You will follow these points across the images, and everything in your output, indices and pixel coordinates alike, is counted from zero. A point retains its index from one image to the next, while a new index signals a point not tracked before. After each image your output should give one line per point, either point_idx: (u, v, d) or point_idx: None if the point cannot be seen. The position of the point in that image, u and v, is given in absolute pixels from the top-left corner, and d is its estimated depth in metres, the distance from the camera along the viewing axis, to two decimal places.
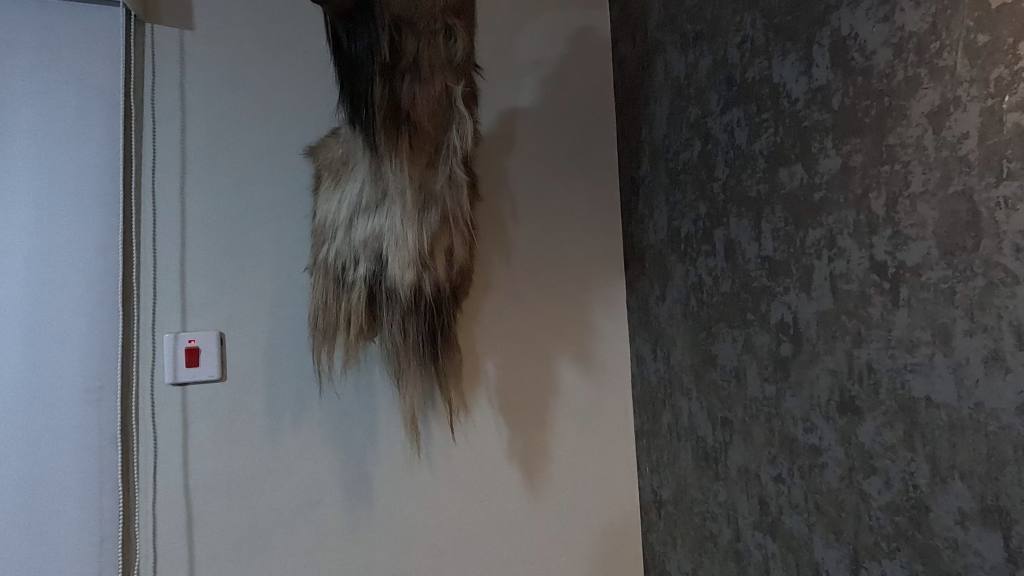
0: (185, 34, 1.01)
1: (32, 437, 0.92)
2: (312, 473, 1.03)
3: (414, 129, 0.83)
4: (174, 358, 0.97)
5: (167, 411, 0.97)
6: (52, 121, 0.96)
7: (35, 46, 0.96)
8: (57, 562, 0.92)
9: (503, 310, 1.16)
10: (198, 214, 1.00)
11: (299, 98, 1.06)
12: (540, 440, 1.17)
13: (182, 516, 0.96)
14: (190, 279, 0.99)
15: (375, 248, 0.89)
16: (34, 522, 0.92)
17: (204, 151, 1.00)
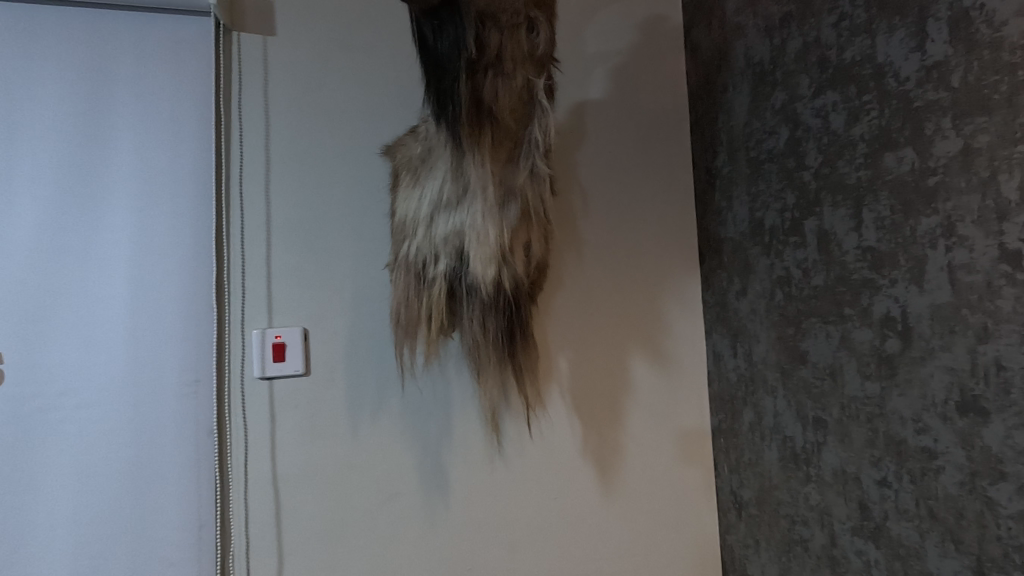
0: (268, 41, 1.04)
1: (138, 427, 0.97)
2: (391, 466, 1.05)
3: (496, 125, 0.83)
4: (263, 353, 1.00)
5: (257, 405, 1.01)
6: (149, 128, 1.01)
7: (135, 57, 1.01)
8: (162, 545, 0.97)
9: (576, 306, 1.15)
10: (282, 214, 1.03)
11: (375, 98, 1.07)
12: (614, 438, 1.16)
13: (272, 506, 1.00)
14: (276, 277, 1.02)
15: (456, 244, 0.89)
16: (140, 507, 0.96)
17: (287, 154, 1.04)
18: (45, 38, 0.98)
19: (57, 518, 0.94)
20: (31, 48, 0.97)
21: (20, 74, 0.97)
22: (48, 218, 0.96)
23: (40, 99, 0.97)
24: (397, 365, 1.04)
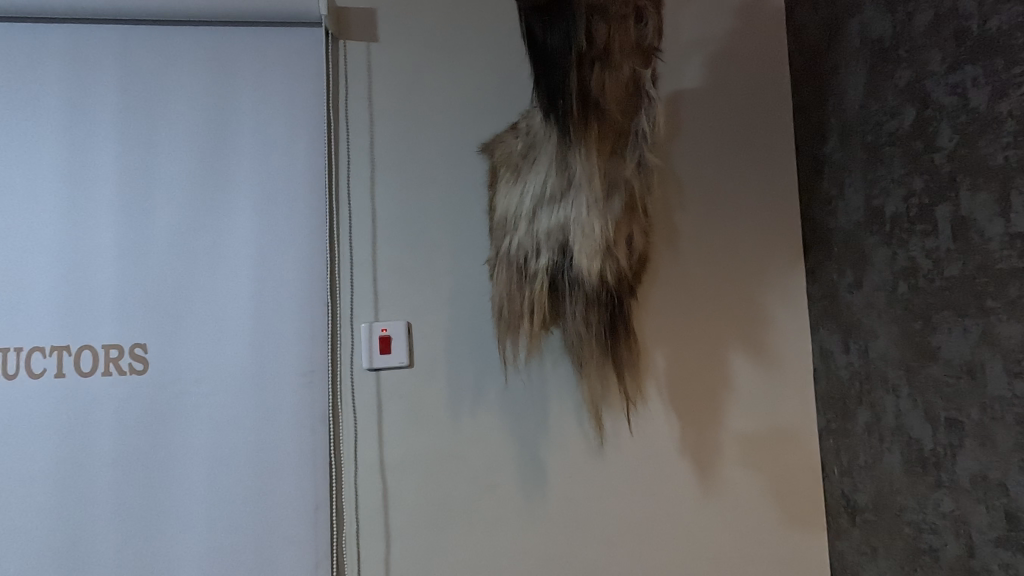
0: (372, 47, 1.09)
1: (262, 415, 1.02)
2: (490, 457, 1.07)
3: (603, 117, 0.83)
4: (370, 345, 1.05)
5: (365, 395, 1.06)
6: (268, 132, 1.05)
7: (255, 64, 1.06)
8: (283, 527, 1.01)
9: (674, 300, 1.12)
10: (387, 212, 1.08)
11: (472, 97, 1.10)
12: (714, 435, 1.12)
13: (380, 492, 1.05)
14: (381, 273, 1.07)
15: (558, 238, 0.90)
16: (263, 491, 1.01)
17: (391, 155, 1.08)
18: (176, 52, 1.05)
19: (192, 501, 0.99)
20: (164, 62, 1.04)
21: (157, 87, 1.04)
22: (181, 220, 1.03)
23: (175, 109, 1.04)
24: (501, 359, 1.07)
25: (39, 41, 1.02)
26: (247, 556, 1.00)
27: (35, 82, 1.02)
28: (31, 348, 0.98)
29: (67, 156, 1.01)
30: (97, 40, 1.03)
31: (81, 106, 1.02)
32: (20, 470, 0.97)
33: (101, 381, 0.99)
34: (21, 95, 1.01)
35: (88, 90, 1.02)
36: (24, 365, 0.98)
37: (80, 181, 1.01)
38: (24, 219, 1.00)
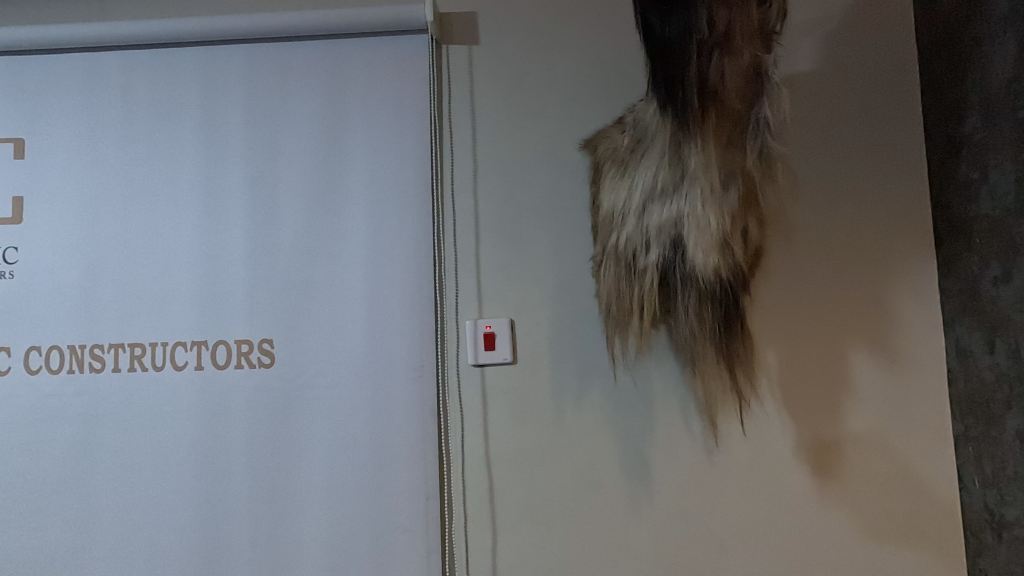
0: (474, 50, 1.12)
1: (375, 408, 1.06)
2: (594, 454, 1.07)
3: (721, 106, 0.80)
4: (475, 341, 1.08)
5: (470, 390, 1.08)
6: (378, 137, 1.10)
7: (365, 73, 1.11)
8: (396, 515, 1.05)
9: (788, 296, 1.06)
10: (489, 211, 1.10)
11: (573, 94, 1.10)
12: (834, 439, 1.06)
13: (486, 484, 1.07)
14: (485, 270, 1.09)
15: (671, 233, 0.88)
16: (377, 480, 1.06)
17: (494, 154, 1.10)
18: (294, 65, 1.11)
19: (314, 488, 1.06)
20: (284, 76, 1.11)
21: (277, 99, 1.11)
22: (300, 223, 1.09)
23: (294, 119, 1.10)
24: (610, 356, 1.06)
25: (177, 65, 1.12)
26: (363, 541, 1.05)
27: (174, 102, 1.12)
28: (174, 344, 1.09)
29: (202, 167, 1.10)
30: (227, 59, 1.12)
31: (213, 121, 1.11)
32: (167, 453, 1.07)
33: (234, 374, 1.07)
34: (164, 113, 1.12)
35: (219, 105, 1.11)
36: (169, 358, 1.08)
37: (213, 190, 1.10)
38: (166, 227, 1.10)
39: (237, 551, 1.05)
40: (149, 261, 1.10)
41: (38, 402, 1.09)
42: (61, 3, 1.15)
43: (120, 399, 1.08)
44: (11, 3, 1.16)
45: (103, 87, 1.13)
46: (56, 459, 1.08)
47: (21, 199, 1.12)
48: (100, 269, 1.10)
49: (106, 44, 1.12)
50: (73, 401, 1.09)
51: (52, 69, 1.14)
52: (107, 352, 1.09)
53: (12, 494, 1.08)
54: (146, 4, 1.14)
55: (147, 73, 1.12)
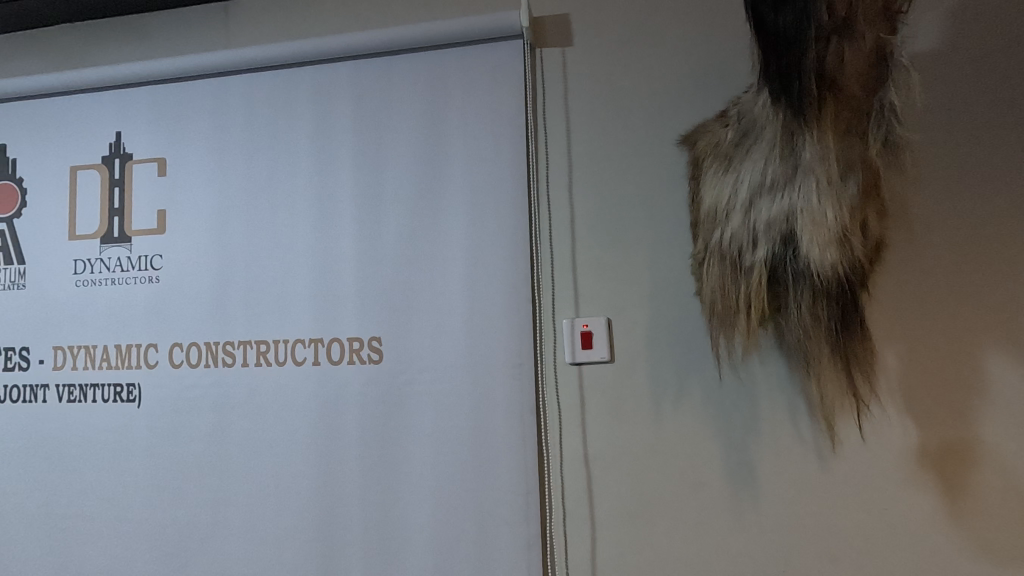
0: (567, 52, 1.13)
1: (477, 404, 1.10)
2: (695, 455, 1.05)
3: (840, 94, 0.77)
4: (572, 340, 1.09)
5: (568, 387, 1.10)
6: (475, 142, 1.13)
7: (462, 80, 1.15)
8: (498, 508, 1.09)
9: (911, 293, 0.99)
10: (585, 211, 1.11)
11: (670, 90, 1.08)
12: (965, 446, 0.98)
13: (584, 481, 1.09)
14: (581, 269, 1.11)
15: (781, 227, 0.85)
16: (479, 473, 1.09)
17: (589, 154, 1.11)
18: (396, 78, 1.17)
19: (421, 477, 1.11)
20: (387, 88, 1.17)
21: (382, 111, 1.17)
22: (404, 227, 1.15)
23: (397, 129, 1.16)
24: (714, 355, 1.04)
25: (292, 84, 1.22)
26: (467, 531, 1.09)
27: (290, 119, 1.21)
28: (294, 341, 1.18)
29: (316, 177, 1.19)
30: (336, 76, 1.20)
31: (325, 134, 1.19)
32: (289, 442, 1.17)
33: (347, 369, 1.15)
34: (282, 130, 1.21)
35: (330, 120, 1.19)
36: (290, 355, 1.18)
37: (325, 198, 1.18)
38: (286, 234, 1.20)
39: (353, 534, 1.13)
40: (271, 266, 1.20)
41: (180, 392, 1.22)
42: (193, 34, 1.28)
43: (248, 391, 1.19)
44: (152, 38, 1.30)
45: (229, 109, 1.24)
46: (196, 445, 1.21)
47: (164, 212, 1.26)
48: (230, 273, 1.22)
49: (231, 69, 1.23)
50: (209, 393, 1.21)
51: (186, 94, 1.26)
52: (237, 348, 1.20)
53: (161, 475, 1.22)
54: (265, 30, 1.25)
55: (267, 94, 1.23)
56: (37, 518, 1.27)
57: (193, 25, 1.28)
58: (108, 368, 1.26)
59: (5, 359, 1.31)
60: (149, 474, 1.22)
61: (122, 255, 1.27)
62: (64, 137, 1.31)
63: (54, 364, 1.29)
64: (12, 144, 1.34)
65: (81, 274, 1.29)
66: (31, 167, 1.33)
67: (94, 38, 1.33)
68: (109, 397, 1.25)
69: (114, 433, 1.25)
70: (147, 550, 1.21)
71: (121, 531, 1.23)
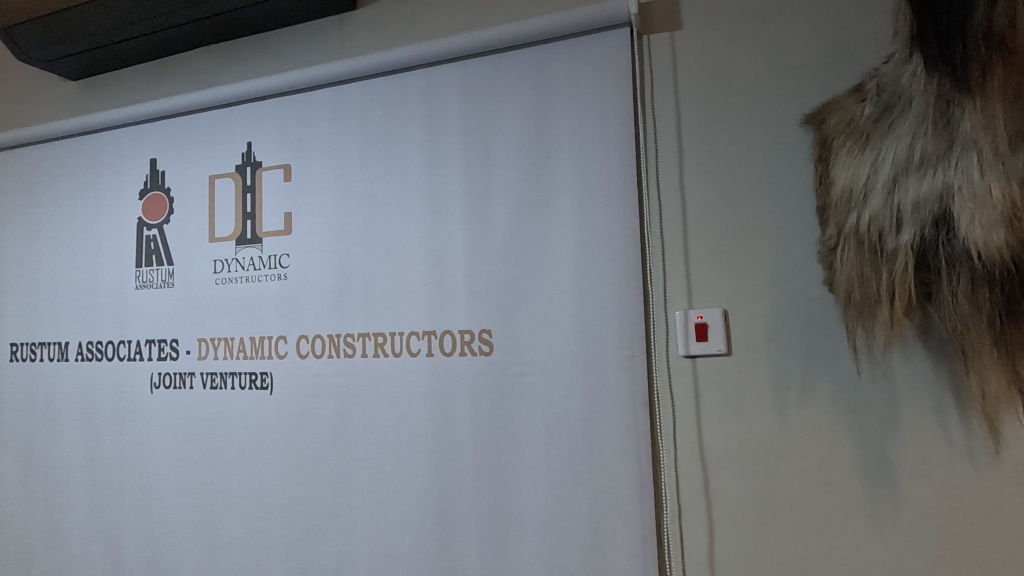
0: (676, 37, 1.11)
1: (588, 396, 1.10)
2: (824, 453, 0.99)
3: (1010, 54, 0.74)
4: (686, 332, 1.06)
5: (682, 380, 1.07)
6: (583, 133, 1.13)
7: (568, 72, 1.15)
8: (611, 500, 1.08)
9: None
10: (697, 199, 1.08)
11: (791, 68, 1.03)
12: None
13: (701, 477, 1.06)
14: (694, 259, 1.08)
15: (933, 207, 0.78)
16: (591, 464, 1.09)
17: (701, 141, 1.08)
18: (503, 75, 1.19)
19: (533, 467, 1.13)
20: (494, 86, 1.20)
21: (489, 108, 1.20)
22: (513, 222, 1.17)
23: (504, 125, 1.19)
24: (851, 347, 0.97)
25: (403, 88, 1.27)
26: (580, 521, 1.10)
27: (402, 121, 1.27)
28: (409, 333, 1.24)
29: (427, 176, 1.24)
30: (443, 77, 1.24)
31: (435, 133, 1.24)
32: (407, 429, 1.22)
33: (460, 360, 1.19)
34: (395, 133, 1.27)
35: (439, 119, 1.24)
36: (406, 346, 1.24)
37: (436, 196, 1.23)
38: (399, 231, 1.25)
39: (468, 520, 1.17)
40: (387, 262, 1.26)
41: (308, 381, 1.32)
42: (311, 48, 1.38)
43: (368, 380, 1.26)
44: (276, 54, 1.41)
45: (346, 115, 1.32)
46: (322, 430, 1.30)
47: (290, 213, 1.36)
48: (349, 270, 1.29)
49: (348, 77, 1.31)
50: (333, 381, 1.29)
51: (306, 104, 1.36)
52: (357, 340, 1.28)
53: (291, 456, 1.32)
54: (377, 39, 1.32)
55: (379, 99, 1.29)
56: (188, 492, 1.42)
57: (310, 38, 1.38)
58: (244, 358, 1.38)
59: (158, 350, 1.48)
60: (281, 455, 1.33)
61: (254, 255, 1.39)
62: (204, 149, 1.46)
63: (198, 354, 1.43)
64: (160, 158, 1.51)
65: (220, 272, 1.42)
66: (177, 178, 1.48)
67: (226, 58, 1.46)
68: (246, 384, 1.37)
69: (250, 417, 1.37)
70: (281, 524, 1.32)
71: (258, 506, 1.35)
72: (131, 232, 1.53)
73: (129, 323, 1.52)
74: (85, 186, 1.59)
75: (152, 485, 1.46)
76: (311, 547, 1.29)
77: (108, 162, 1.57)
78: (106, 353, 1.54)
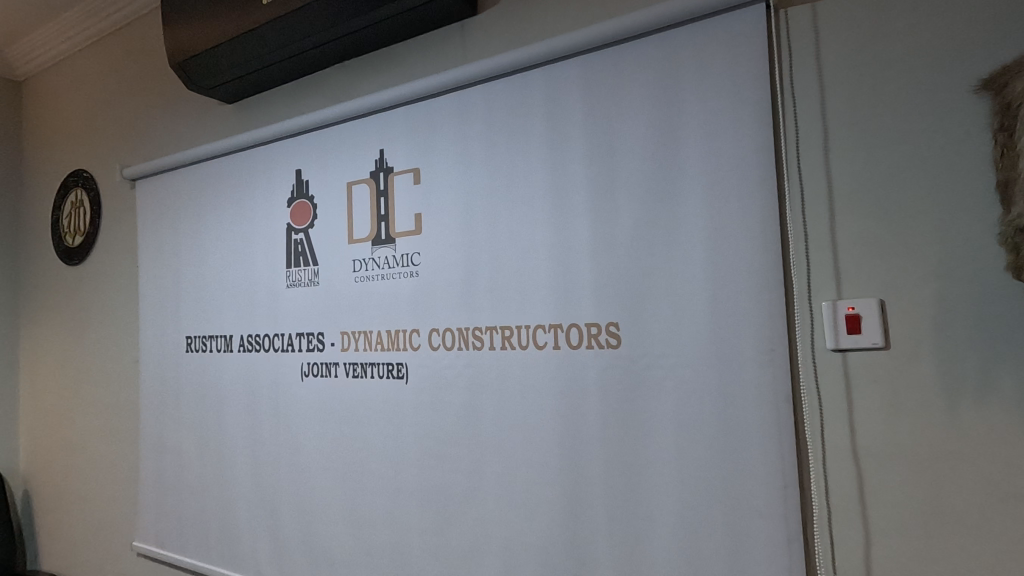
0: (818, 9, 1.04)
1: (725, 391, 1.07)
2: (1009, 459, 0.88)
3: None
4: (835, 323, 0.99)
5: (831, 375, 1.01)
6: (714, 119, 1.09)
7: (696, 56, 1.11)
8: (752, 498, 1.04)
9: None
10: (846, 181, 1.00)
11: (961, 31, 0.93)
12: None
13: (854, 479, 0.98)
14: (843, 246, 1.00)
15: None
16: (729, 461, 1.06)
17: (850, 118, 1.00)
18: (626, 65, 1.18)
19: (665, 461, 1.12)
20: (617, 77, 1.19)
21: (612, 100, 1.20)
22: (640, 214, 1.15)
23: (628, 117, 1.18)
24: None
25: (525, 87, 1.30)
26: (717, 518, 1.07)
27: (524, 120, 1.30)
28: (536, 326, 1.27)
29: (550, 172, 1.26)
30: (565, 73, 1.25)
31: (557, 130, 1.26)
32: (535, 419, 1.26)
33: (587, 353, 1.20)
34: (518, 132, 1.31)
35: (562, 116, 1.25)
36: (533, 339, 1.27)
37: (560, 191, 1.25)
38: (524, 227, 1.29)
39: (598, 510, 1.18)
40: (512, 257, 1.30)
41: (439, 372, 1.40)
42: (436, 56, 1.45)
43: (497, 372, 1.31)
44: (404, 65, 1.50)
45: (470, 118, 1.38)
46: (454, 418, 1.37)
47: (420, 214, 1.44)
48: (477, 266, 1.35)
49: (471, 81, 1.36)
50: (464, 373, 1.36)
51: (433, 111, 1.43)
52: (485, 333, 1.33)
53: (426, 442, 1.41)
54: (499, 42, 1.36)
55: (502, 100, 1.33)
56: (335, 471, 1.57)
57: (435, 48, 1.45)
58: (381, 350, 1.49)
59: (307, 342, 1.64)
60: (418, 441, 1.43)
61: (389, 254, 1.49)
62: (342, 159, 1.59)
63: (342, 346, 1.57)
64: (304, 169, 1.66)
65: (359, 271, 1.54)
66: (319, 186, 1.63)
67: (359, 73, 1.58)
68: (384, 374, 1.49)
69: (388, 405, 1.48)
70: (418, 505, 1.42)
71: (397, 488, 1.45)
72: (281, 237, 1.70)
73: (282, 318, 1.69)
74: (242, 197, 1.80)
75: (304, 463, 1.63)
76: (447, 528, 1.37)
77: (260, 175, 1.76)
78: (264, 345, 1.73)
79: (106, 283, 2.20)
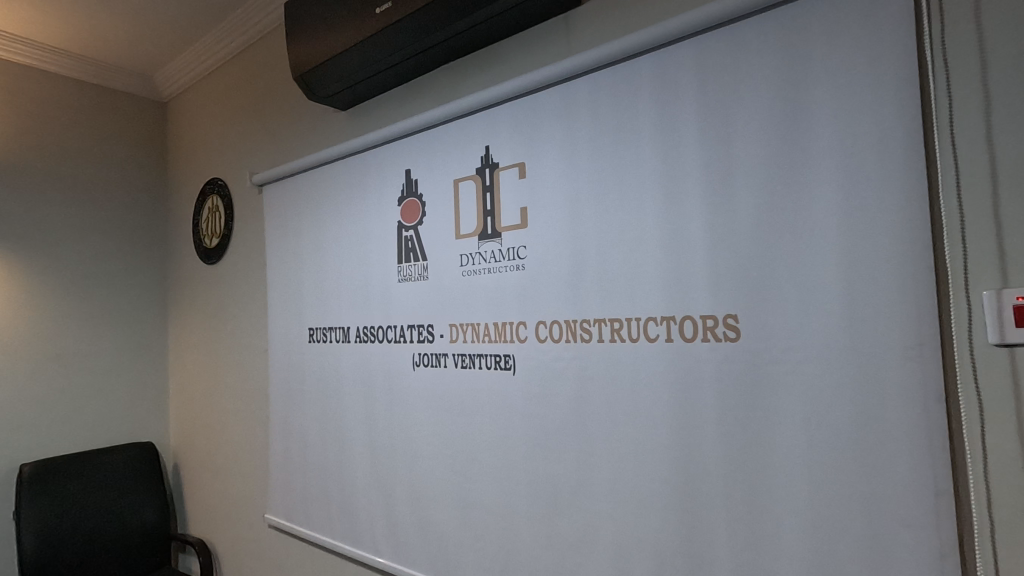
0: None
1: (864, 388, 0.99)
2: None
3: None
4: (1000, 315, 0.88)
5: (994, 373, 0.90)
6: (849, 96, 1.01)
7: (827, 28, 1.03)
8: (896, 505, 0.95)
9: None
10: (1012, 154, 0.89)
11: None
12: None
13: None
14: (1009, 228, 0.89)
15: None
16: (868, 464, 0.98)
17: (1018, 83, 0.88)
18: (745, 44, 1.13)
19: (793, 461, 1.05)
20: (735, 58, 1.14)
21: (730, 82, 1.14)
22: (761, 200, 1.09)
23: (748, 98, 1.12)
24: None
25: (633, 76, 1.28)
26: (853, 524, 0.99)
27: (632, 108, 1.28)
28: (646, 319, 1.24)
29: (661, 161, 1.23)
30: (676, 58, 1.21)
31: (668, 116, 1.22)
32: (647, 413, 1.24)
33: (702, 346, 1.16)
34: (626, 121, 1.28)
35: (673, 102, 1.21)
36: (644, 332, 1.25)
37: (672, 179, 1.21)
38: (633, 218, 1.27)
39: (716, 509, 1.14)
40: (621, 249, 1.29)
41: (546, 364, 1.41)
42: (541, 51, 1.46)
43: (606, 364, 1.31)
44: (509, 63, 1.53)
45: (576, 110, 1.37)
46: (562, 410, 1.38)
47: (525, 208, 1.46)
48: (584, 259, 1.35)
49: (577, 73, 1.36)
50: (571, 365, 1.37)
51: (538, 105, 1.44)
52: (594, 325, 1.33)
53: (534, 433, 1.44)
54: (606, 32, 1.35)
55: (609, 89, 1.32)
56: (446, 458, 1.64)
57: (540, 42, 1.46)
58: (489, 342, 1.54)
59: (418, 334, 1.72)
60: (525, 431, 1.45)
61: (495, 249, 1.53)
62: (449, 157, 1.65)
63: (450, 338, 1.63)
64: (413, 168, 1.74)
65: (466, 265, 1.59)
66: (427, 185, 1.70)
67: (465, 73, 1.63)
68: (492, 365, 1.53)
69: (496, 395, 1.52)
70: (527, 494, 1.45)
71: (507, 476, 1.49)
72: (393, 234, 1.80)
73: (394, 311, 1.79)
74: (357, 198, 1.92)
75: (417, 449, 1.72)
76: (556, 518, 1.39)
77: (373, 176, 1.87)
78: (378, 336, 1.84)
79: (239, 280, 2.44)
